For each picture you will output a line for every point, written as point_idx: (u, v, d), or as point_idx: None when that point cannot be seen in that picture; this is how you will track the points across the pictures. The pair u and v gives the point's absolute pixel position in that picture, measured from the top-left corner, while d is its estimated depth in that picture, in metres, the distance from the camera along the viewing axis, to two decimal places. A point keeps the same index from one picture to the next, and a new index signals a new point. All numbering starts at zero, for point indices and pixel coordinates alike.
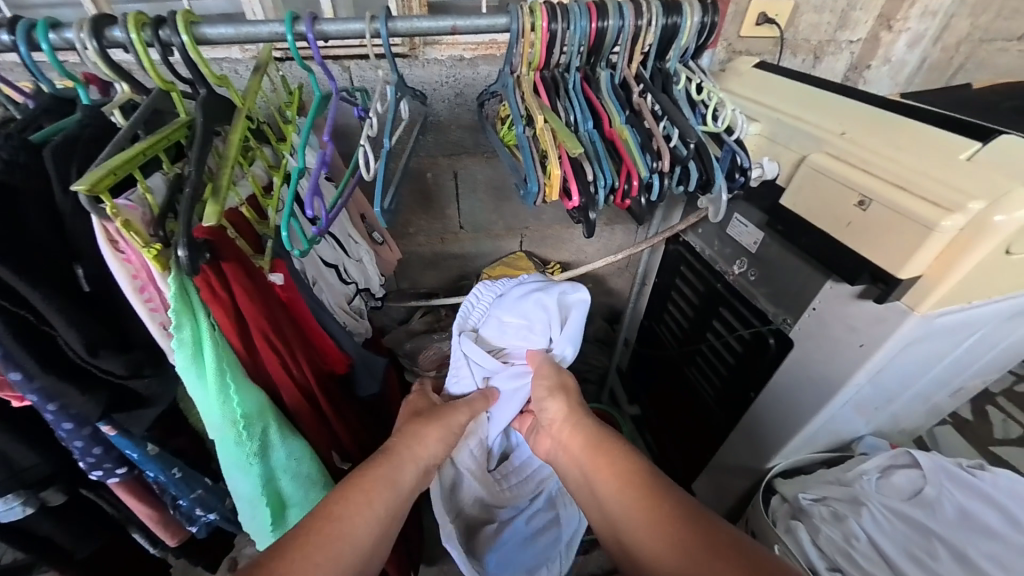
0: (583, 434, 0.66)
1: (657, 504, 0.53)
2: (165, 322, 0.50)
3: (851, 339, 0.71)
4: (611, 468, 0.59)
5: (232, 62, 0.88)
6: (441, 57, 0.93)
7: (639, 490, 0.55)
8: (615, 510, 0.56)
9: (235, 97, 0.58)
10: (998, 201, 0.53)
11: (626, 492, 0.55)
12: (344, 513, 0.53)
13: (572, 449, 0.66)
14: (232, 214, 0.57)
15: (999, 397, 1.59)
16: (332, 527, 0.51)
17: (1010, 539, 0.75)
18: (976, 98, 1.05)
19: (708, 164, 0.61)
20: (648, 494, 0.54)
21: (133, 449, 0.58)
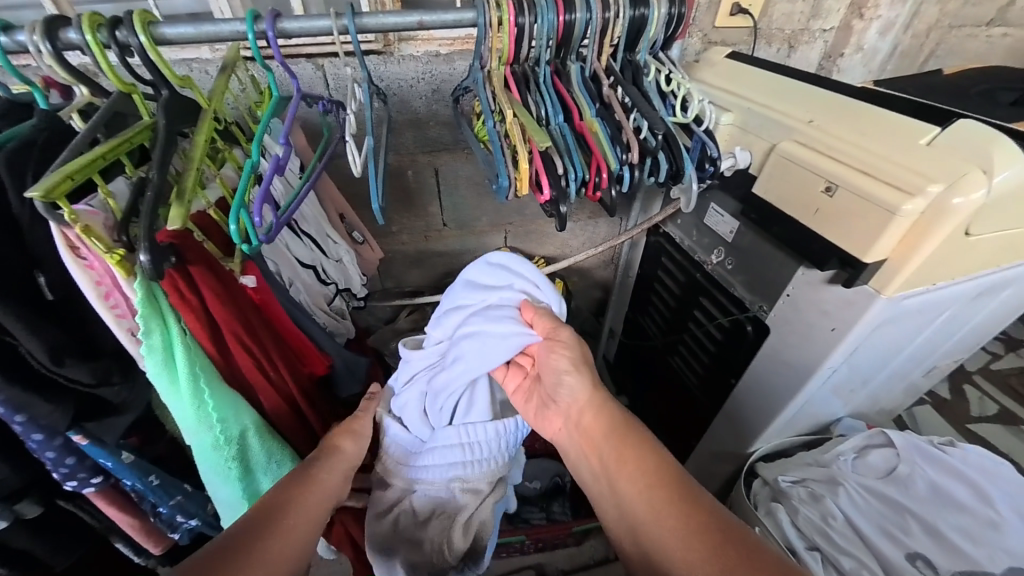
0: (606, 423, 0.64)
1: (679, 506, 0.54)
2: (133, 328, 0.50)
3: (823, 323, 0.73)
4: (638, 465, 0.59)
5: (201, 62, 0.87)
6: (416, 53, 0.92)
7: (666, 492, 0.56)
8: (639, 510, 0.56)
9: (199, 97, 0.57)
10: (954, 184, 0.55)
11: (650, 493, 0.56)
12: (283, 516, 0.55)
13: (590, 436, 0.65)
14: (199, 217, 0.57)
15: (976, 376, 1.64)
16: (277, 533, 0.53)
17: (977, 511, 0.78)
18: (946, 84, 1.07)
19: (678, 154, 0.62)
20: (673, 498, 0.55)
21: (107, 458, 0.57)
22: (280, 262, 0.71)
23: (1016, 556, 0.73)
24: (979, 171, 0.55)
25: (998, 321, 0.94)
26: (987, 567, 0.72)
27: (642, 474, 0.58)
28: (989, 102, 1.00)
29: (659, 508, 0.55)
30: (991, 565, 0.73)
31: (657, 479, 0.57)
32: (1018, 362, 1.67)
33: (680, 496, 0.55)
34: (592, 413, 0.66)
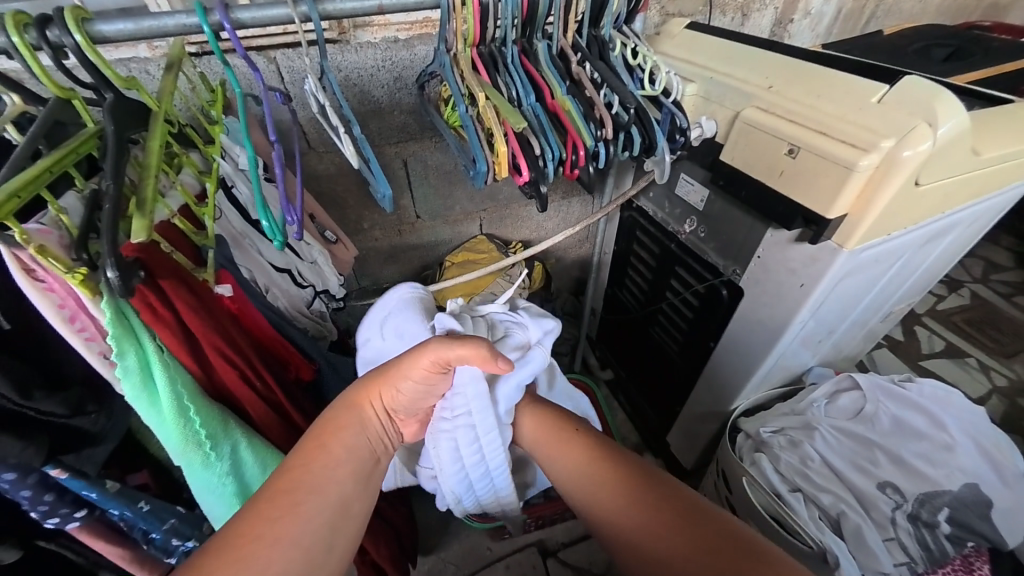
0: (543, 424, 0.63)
1: (656, 512, 0.49)
2: (105, 351, 0.47)
3: (792, 281, 0.77)
4: (573, 466, 0.57)
5: (140, 62, 0.80)
6: (374, 40, 0.89)
7: (637, 496, 0.51)
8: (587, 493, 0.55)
9: (149, 99, 0.53)
10: (904, 137, 0.58)
11: (626, 511, 0.51)
12: (312, 478, 0.49)
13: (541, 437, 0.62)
14: (163, 228, 0.53)
15: (925, 317, 1.77)
16: (300, 504, 0.47)
17: (933, 437, 0.85)
18: (887, 44, 1.12)
19: (649, 127, 0.63)
20: (632, 506, 0.50)
21: (90, 489, 0.54)
22: (253, 268, 0.68)
23: (968, 472, 0.82)
24: (925, 124, 0.59)
25: (943, 264, 1.02)
26: (946, 485, 0.80)
27: (598, 485, 0.54)
28: (925, 59, 1.06)
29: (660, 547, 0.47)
30: (948, 484, 0.81)
31: (603, 473, 0.54)
32: (960, 301, 1.82)
33: (661, 506, 0.49)
34: (544, 427, 0.62)
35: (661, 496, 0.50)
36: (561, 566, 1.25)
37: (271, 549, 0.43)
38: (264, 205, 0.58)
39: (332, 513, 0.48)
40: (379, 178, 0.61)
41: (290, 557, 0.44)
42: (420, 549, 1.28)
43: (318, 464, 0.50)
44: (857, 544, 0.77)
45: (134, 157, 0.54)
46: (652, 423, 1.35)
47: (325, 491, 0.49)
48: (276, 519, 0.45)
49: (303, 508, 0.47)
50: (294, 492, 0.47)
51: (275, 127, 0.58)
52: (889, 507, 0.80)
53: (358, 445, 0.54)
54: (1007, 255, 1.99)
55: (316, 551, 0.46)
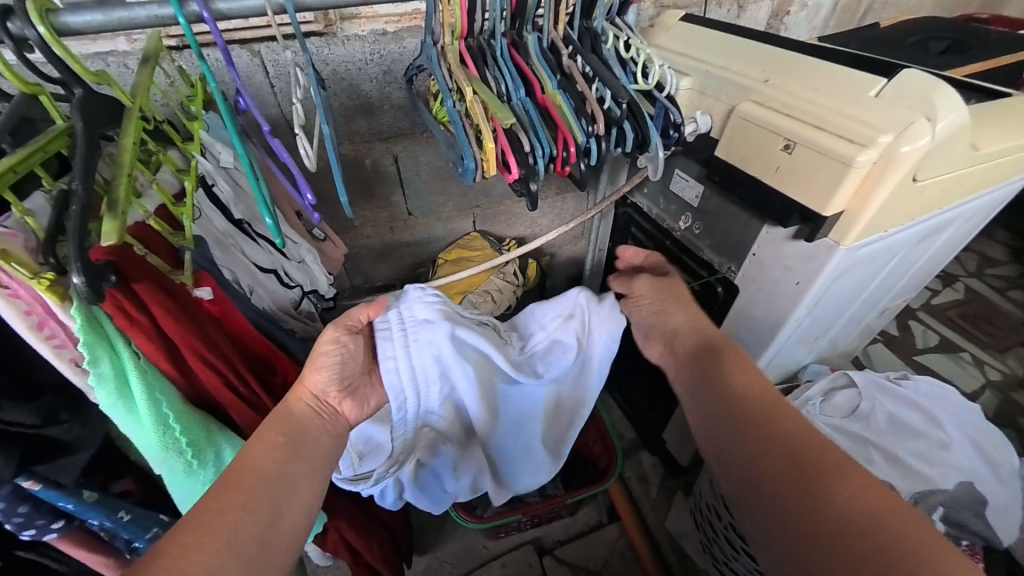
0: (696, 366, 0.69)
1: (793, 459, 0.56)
2: (77, 358, 0.45)
3: (788, 278, 0.76)
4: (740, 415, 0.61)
5: (119, 55, 0.78)
6: (361, 33, 0.86)
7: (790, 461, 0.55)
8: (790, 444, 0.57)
9: (123, 95, 0.51)
10: (902, 132, 0.57)
11: (769, 463, 0.57)
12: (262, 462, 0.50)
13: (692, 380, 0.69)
14: (138, 228, 0.51)
15: (920, 312, 1.77)
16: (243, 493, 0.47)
17: (928, 435, 0.85)
18: (885, 36, 1.11)
19: (643, 123, 0.61)
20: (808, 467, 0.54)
21: (66, 500, 0.52)
22: (236, 269, 0.66)
23: (963, 470, 0.82)
24: (923, 119, 0.57)
25: (939, 260, 1.01)
26: (940, 484, 0.80)
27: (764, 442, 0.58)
28: (922, 52, 1.05)
29: (779, 494, 0.55)
30: (943, 482, 0.81)
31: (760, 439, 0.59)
32: (954, 295, 1.83)
33: (815, 469, 0.54)
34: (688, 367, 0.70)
35: (819, 459, 0.55)
36: (556, 564, 1.24)
37: (223, 522, 0.45)
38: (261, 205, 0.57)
39: (276, 488, 0.49)
40: (339, 180, 0.58)
41: (245, 532, 0.45)
42: (414, 549, 1.27)
43: (262, 452, 0.51)
44: None
45: (107, 153, 0.52)
46: (648, 421, 1.34)
47: (268, 472, 0.50)
48: (223, 496, 0.46)
49: (251, 490, 0.48)
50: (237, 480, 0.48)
51: (263, 121, 0.54)
52: None
53: (295, 431, 0.54)
54: (1001, 250, 2.00)
55: (259, 548, 0.45)
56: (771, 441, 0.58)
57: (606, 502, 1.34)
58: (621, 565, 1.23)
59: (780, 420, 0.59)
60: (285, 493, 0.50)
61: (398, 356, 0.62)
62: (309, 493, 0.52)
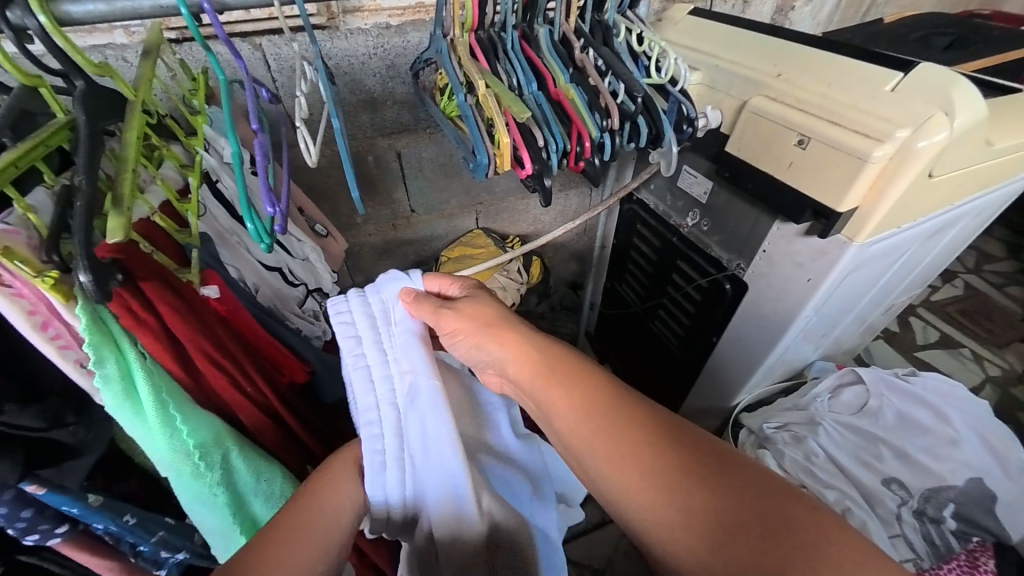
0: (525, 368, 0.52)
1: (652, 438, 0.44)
2: (82, 358, 0.44)
3: (799, 275, 0.76)
4: (575, 404, 0.48)
5: (117, 48, 0.76)
6: (364, 27, 0.85)
7: (649, 444, 0.44)
8: (599, 450, 0.45)
9: (125, 87, 0.49)
10: (920, 127, 0.56)
11: (627, 453, 0.44)
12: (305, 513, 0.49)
13: (549, 373, 0.51)
14: (144, 225, 0.50)
15: (920, 308, 1.78)
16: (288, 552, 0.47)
17: (937, 431, 0.85)
18: (889, 31, 1.10)
19: (657, 117, 0.60)
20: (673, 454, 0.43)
21: (71, 504, 0.50)
22: (241, 266, 0.64)
23: (972, 466, 0.82)
24: (941, 113, 0.57)
25: (945, 256, 1.01)
26: (950, 480, 0.80)
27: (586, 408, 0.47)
28: (927, 48, 1.04)
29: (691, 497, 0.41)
30: (953, 479, 0.81)
31: (603, 418, 0.46)
32: (954, 292, 1.83)
33: (678, 445, 0.44)
34: (514, 344, 0.53)
35: (684, 435, 0.45)
36: None
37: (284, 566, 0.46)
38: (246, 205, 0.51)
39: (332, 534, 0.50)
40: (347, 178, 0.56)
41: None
42: None
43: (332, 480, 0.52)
44: None
45: (109, 147, 0.51)
46: None
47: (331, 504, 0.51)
48: (284, 532, 0.48)
49: (311, 526, 0.49)
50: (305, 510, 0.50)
51: (259, 121, 0.52)
52: (895, 503, 0.80)
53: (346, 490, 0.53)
54: (1000, 246, 2.01)
55: None
56: (629, 424, 0.45)
57: None
58: (626, 563, 1.23)
59: (604, 395, 0.48)
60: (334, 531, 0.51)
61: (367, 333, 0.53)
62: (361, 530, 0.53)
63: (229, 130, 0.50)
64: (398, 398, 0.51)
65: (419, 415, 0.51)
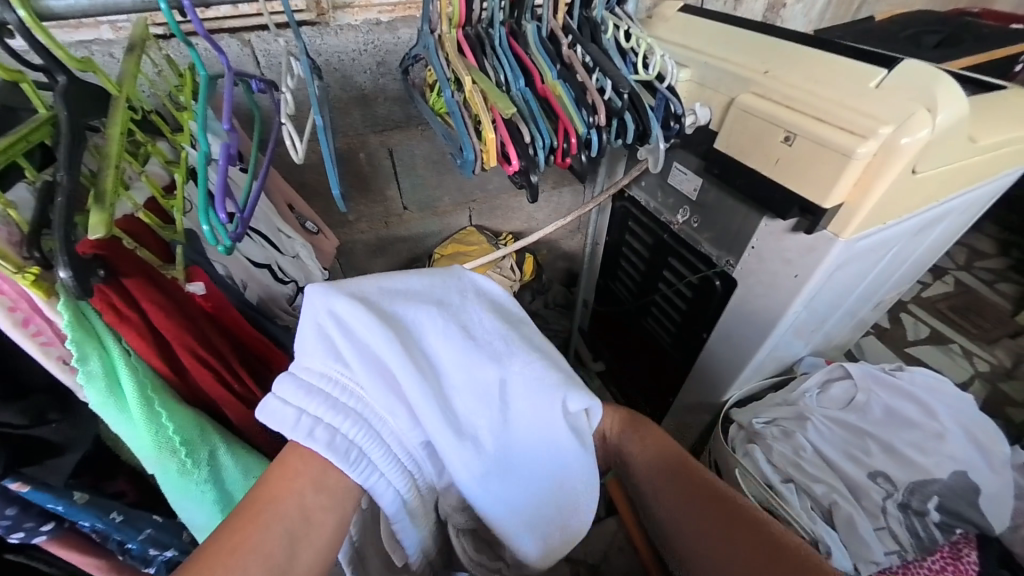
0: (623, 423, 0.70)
1: (702, 502, 0.61)
2: (65, 355, 0.44)
3: (787, 271, 0.76)
4: (650, 462, 0.67)
5: (103, 44, 0.75)
6: (354, 23, 0.85)
7: (703, 504, 0.61)
8: (667, 507, 0.64)
9: (109, 83, 0.49)
10: (903, 123, 0.57)
11: (683, 505, 0.63)
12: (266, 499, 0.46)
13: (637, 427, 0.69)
14: (127, 222, 0.49)
15: (911, 305, 1.80)
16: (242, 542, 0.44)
17: (923, 425, 0.86)
18: (879, 29, 1.11)
19: (644, 114, 0.60)
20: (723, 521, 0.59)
21: (56, 502, 0.50)
22: (229, 263, 0.64)
23: (957, 460, 0.83)
24: (924, 110, 0.57)
25: (933, 253, 1.02)
26: (936, 474, 0.81)
27: (671, 482, 0.64)
28: (915, 45, 1.05)
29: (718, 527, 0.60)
30: (939, 472, 0.81)
31: (675, 474, 0.64)
32: (944, 288, 1.85)
33: (718, 501, 0.61)
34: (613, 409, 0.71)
35: (729, 499, 0.61)
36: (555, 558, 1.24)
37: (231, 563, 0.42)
38: (204, 202, 0.47)
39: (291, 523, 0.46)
40: (331, 175, 0.57)
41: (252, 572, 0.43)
42: None
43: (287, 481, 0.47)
44: (850, 534, 0.78)
45: (93, 143, 0.50)
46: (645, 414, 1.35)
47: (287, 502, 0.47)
48: (229, 539, 0.44)
49: (261, 531, 0.45)
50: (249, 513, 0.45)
51: (231, 114, 0.50)
52: (881, 497, 0.80)
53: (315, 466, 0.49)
54: (989, 243, 2.03)
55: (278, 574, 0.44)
56: (695, 484, 0.63)
57: (604, 496, 1.34)
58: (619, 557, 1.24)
59: (682, 465, 0.64)
60: (298, 532, 0.46)
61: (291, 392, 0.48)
62: (333, 524, 0.48)
63: (199, 135, 0.47)
64: (354, 376, 0.50)
65: (387, 422, 0.51)
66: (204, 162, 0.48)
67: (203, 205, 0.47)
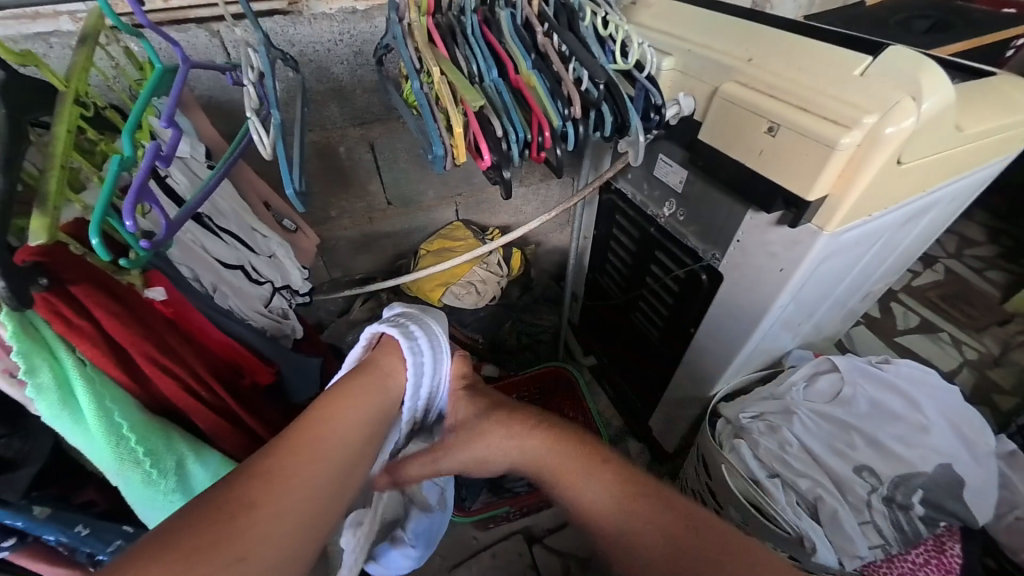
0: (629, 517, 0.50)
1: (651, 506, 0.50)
2: (12, 368, 0.43)
3: (772, 265, 0.75)
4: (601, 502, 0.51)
5: (62, 37, 0.72)
6: (329, 12, 0.82)
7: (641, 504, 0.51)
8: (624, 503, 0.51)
9: (54, 79, 0.46)
10: (887, 112, 0.55)
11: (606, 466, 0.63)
12: (314, 436, 0.42)
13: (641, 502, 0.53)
14: (74, 225, 0.47)
15: (901, 294, 1.80)
16: (290, 476, 0.38)
17: (907, 418, 0.86)
18: (870, 14, 1.08)
19: (622, 104, 0.57)
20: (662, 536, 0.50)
21: (15, 516, 0.49)
22: (195, 266, 0.63)
23: (942, 452, 0.83)
24: (908, 98, 0.55)
25: (922, 243, 1.01)
26: (921, 467, 0.81)
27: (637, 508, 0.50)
28: (906, 31, 1.03)
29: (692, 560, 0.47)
30: (923, 465, 0.82)
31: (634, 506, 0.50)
32: (934, 277, 1.85)
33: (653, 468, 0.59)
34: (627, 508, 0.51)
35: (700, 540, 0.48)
36: (546, 552, 1.24)
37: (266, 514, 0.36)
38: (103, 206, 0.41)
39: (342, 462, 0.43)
40: (286, 175, 0.55)
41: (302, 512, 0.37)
42: None
43: (339, 422, 0.45)
44: (834, 529, 0.78)
45: (39, 141, 0.48)
46: (635, 408, 1.34)
47: (345, 435, 0.44)
48: (284, 465, 0.39)
49: (313, 460, 0.41)
50: (308, 437, 0.42)
51: (170, 113, 0.47)
52: (866, 491, 0.80)
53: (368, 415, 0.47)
54: (980, 231, 2.02)
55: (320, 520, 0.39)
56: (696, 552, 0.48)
57: None
58: None
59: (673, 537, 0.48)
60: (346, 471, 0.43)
61: (424, 348, 0.55)
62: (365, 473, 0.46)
63: (124, 132, 0.43)
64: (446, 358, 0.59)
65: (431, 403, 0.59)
66: (116, 168, 0.43)
67: (103, 210, 0.41)
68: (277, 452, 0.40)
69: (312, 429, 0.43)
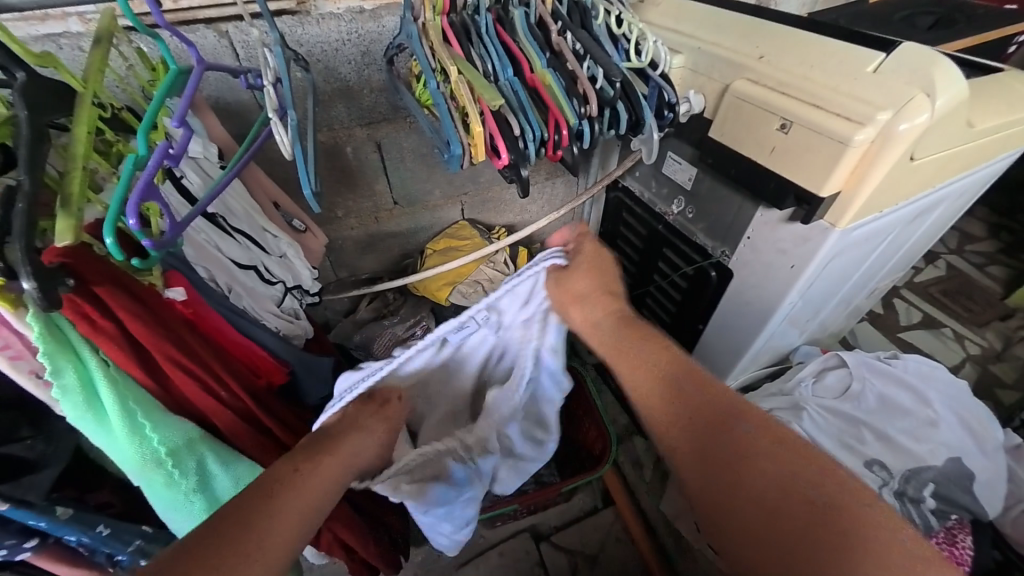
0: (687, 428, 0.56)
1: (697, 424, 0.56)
2: (37, 369, 0.43)
3: (782, 261, 0.75)
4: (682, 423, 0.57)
5: (71, 38, 0.72)
6: (336, 11, 0.82)
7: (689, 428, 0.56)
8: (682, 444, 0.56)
9: (72, 79, 0.46)
10: (902, 108, 0.55)
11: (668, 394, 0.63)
12: (284, 488, 0.48)
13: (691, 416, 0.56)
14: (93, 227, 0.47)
15: (903, 290, 1.80)
16: (259, 521, 0.44)
17: (916, 412, 0.86)
18: (873, 11, 1.09)
19: (636, 103, 0.58)
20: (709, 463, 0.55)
21: (38, 518, 0.49)
22: (211, 266, 0.63)
23: (950, 446, 0.84)
24: (922, 94, 0.56)
25: (929, 238, 1.01)
26: (930, 461, 0.82)
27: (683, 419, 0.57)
28: (911, 27, 1.03)
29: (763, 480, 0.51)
30: (932, 458, 0.82)
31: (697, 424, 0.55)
32: (936, 273, 1.86)
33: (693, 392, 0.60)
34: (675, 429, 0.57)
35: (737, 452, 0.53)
36: (553, 550, 1.25)
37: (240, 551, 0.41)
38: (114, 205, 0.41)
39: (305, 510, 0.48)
40: (305, 175, 0.55)
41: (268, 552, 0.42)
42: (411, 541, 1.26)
43: (304, 478, 0.51)
44: None
45: (58, 143, 0.48)
46: None
47: (316, 485, 0.51)
48: (256, 506, 0.45)
49: (280, 508, 0.46)
50: (289, 483, 0.48)
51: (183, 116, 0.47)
52: (877, 485, 0.81)
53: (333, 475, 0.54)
54: (981, 226, 2.03)
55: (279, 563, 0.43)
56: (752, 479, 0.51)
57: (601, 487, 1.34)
58: (617, 547, 1.24)
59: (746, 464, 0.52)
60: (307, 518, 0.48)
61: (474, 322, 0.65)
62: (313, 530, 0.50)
63: (141, 133, 0.44)
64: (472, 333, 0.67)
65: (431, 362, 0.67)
66: (130, 167, 0.43)
67: (118, 210, 0.41)
68: (245, 499, 0.45)
69: (283, 483, 0.49)
